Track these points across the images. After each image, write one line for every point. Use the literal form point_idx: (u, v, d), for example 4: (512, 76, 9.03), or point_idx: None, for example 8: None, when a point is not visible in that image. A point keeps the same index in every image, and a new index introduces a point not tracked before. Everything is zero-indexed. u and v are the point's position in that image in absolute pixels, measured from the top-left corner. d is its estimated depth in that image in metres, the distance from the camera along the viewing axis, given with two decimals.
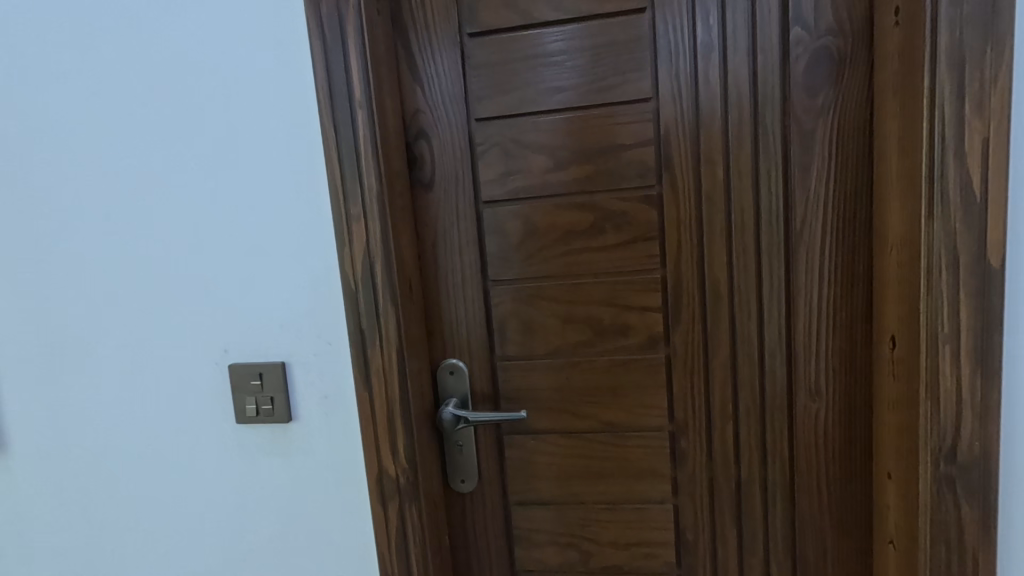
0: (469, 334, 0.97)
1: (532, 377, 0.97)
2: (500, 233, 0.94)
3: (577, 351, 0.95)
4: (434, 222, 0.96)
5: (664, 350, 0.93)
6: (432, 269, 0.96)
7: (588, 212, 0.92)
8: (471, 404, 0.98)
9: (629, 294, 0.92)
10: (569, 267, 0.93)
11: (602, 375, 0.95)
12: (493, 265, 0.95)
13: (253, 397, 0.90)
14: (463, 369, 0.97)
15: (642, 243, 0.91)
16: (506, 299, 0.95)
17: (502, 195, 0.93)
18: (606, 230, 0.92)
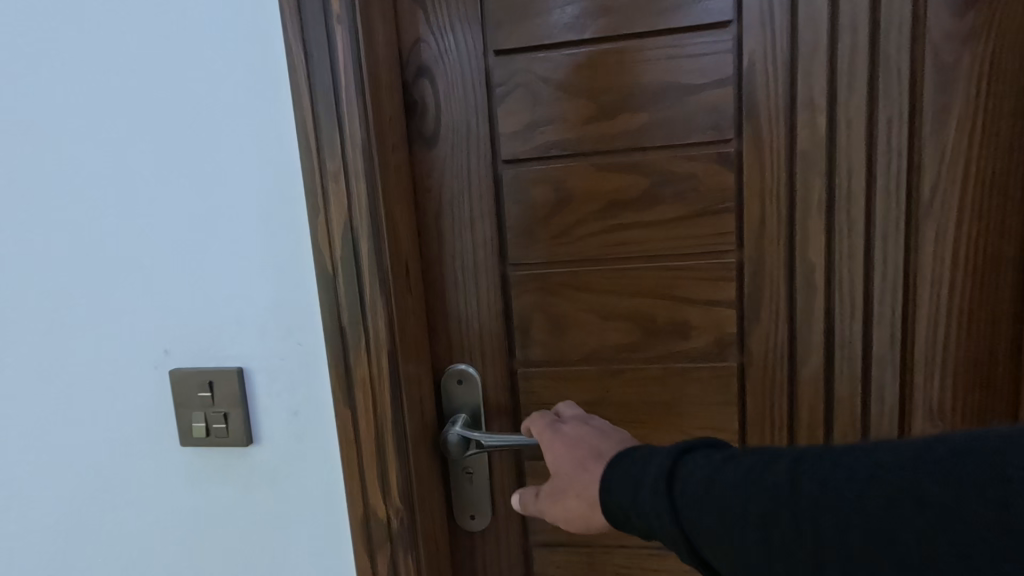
0: (482, 332, 0.76)
1: (562, 389, 0.75)
2: (524, 203, 0.72)
3: (620, 357, 0.73)
4: (437, 189, 0.74)
5: (736, 356, 0.72)
6: (435, 250, 0.75)
7: (641, 175, 0.70)
8: (483, 421, 0.77)
9: (692, 284, 0.71)
10: (613, 248, 0.72)
11: (651, 388, 0.74)
12: (514, 245, 0.73)
13: (201, 412, 0.67)
14: (474, 377, 0.76)
15: (713, 217, 0.69)
16: (530, 289, 0.74)
17: (527, 153, 0.72)
18: (664, 199, 0.69)
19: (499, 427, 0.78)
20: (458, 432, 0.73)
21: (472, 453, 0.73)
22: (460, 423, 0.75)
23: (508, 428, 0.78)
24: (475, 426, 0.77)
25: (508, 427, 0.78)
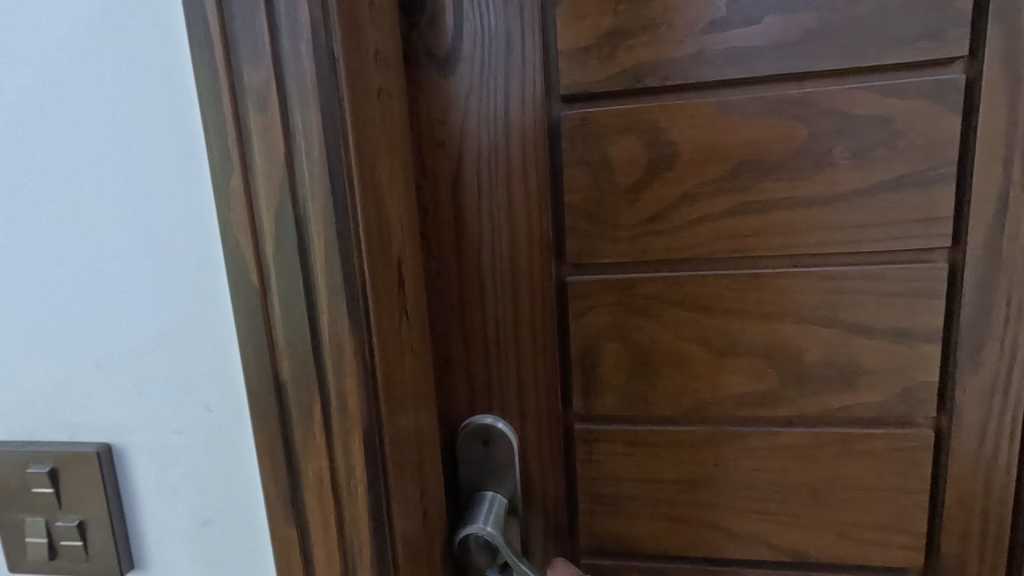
0: (522, 369, 0.49)
1: (642, 458, 0.50)
2: (596, 170, 0.46)
3: (739, 414, 0.47)
4: (455, 144, 0.46)
5: (930, 418, 0.45)
6: (451, 241, 0.48)
7: (796, 122, 0.42)
8: (521, 501, 0.51)
9: (870, 303, 0.44)
10: (738, 245, 0.45)
11: (785, 464, 0.47)
12: (579, 237, 0.47)
13: (40, 518, 0.38)
14: (511, 436, 0.50)
15: (917, 191, 0.42)
16: (603, 306, 0.48)
17: (605, 86, 0.44)
18: (833, 163, 0.42)
19: (542, 511, 0.52)
20: (487, 536, 0.46)
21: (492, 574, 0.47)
22: (488, 513, 0.48)
23: (557, 513, 0.52)
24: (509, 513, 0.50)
25: (558, 512, 0.52)
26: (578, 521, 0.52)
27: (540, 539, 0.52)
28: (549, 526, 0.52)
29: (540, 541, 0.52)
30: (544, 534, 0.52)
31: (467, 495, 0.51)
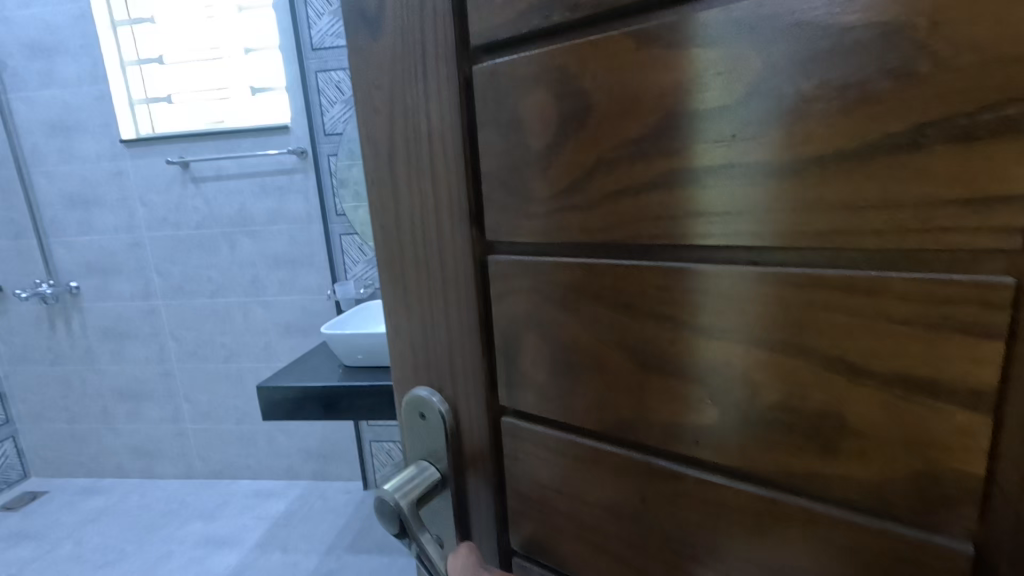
0: (452, 346, 0.46)
1: (568, 474, 0.42)
2: (509, 131, 0.37)
3: (669, 448, 0.36)
4: (386, 112, 0.44)
5: (965, 531, 0.27)
6: (390, 208, 0.46)
7: (748, 49, 0.27)
8: (455, 479, 0.49)
9: (859, 329, 0.27)
10: (668, 227, 0.32)
11: (726, 529, 0.34)
12: (495, 210, 0.40)
13: None
14: (445, 415, 0.48)
15: (949, 151, 0.24)
16: (522, 291, 0.40)
17: (513, 30, 0.36)
18: (808, 111, 0.26)
19: (474, 501, 0.49)
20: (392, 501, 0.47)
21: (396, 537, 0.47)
22: (410, 484, 0.48)
23: (488, 502, 0.48)
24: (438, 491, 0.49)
25: (487, 500, 0.48)
26: (507, 519, 0.47)
27: (475, 523, 0.49)
28: (481, 513, 0.48)
29: (474, 524, 0.49)
30: (476, 519, 0.49)
31: (412, 459, 0.52)
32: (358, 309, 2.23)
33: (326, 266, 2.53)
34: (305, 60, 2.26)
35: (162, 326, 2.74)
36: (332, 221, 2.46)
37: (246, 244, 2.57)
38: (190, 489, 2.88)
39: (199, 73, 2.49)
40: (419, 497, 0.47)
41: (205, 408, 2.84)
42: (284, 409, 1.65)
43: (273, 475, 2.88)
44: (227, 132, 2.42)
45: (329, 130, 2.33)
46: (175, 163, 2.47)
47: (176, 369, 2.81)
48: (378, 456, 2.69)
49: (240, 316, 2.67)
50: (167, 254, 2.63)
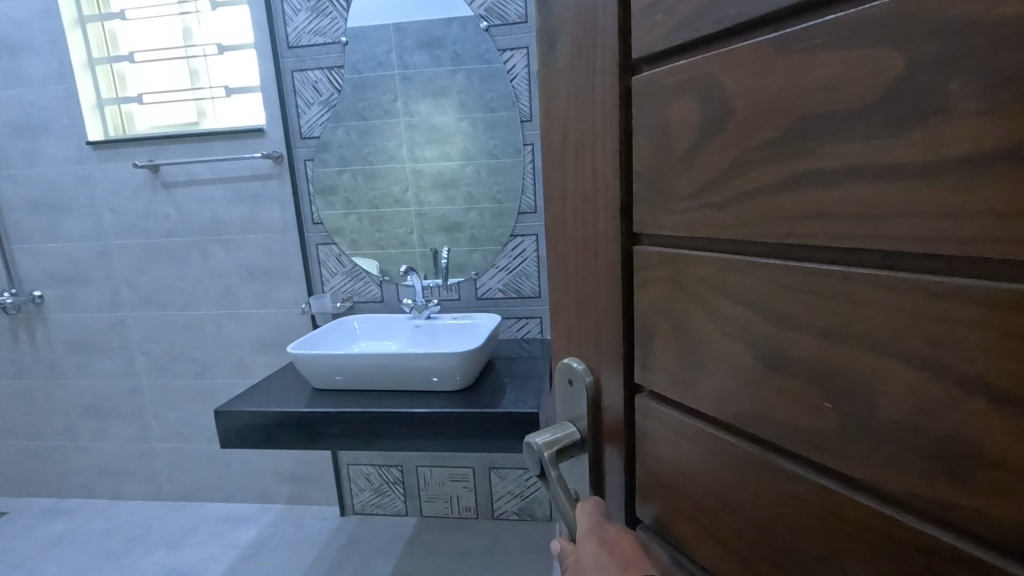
0: (598, 329, 0.45)
1: (687, 458, 0.38)
2: (657, 132, 0.36)
3: (787, 448, 0.32)
4: (562, 118, 0.45)
5: None
6: (557, 198, 0.47)
7: (890, 49, 0.24)
8: (594, 446, 0.48)
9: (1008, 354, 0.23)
10: (795, 227, 0.29)
11: (842, 544, 0.30)
12: (642, 204, 0.38)
13: None
14: (588, 384, 0.47)
15: None
16: (659, 274, 0.38)
17: (670, 43, 0.35)
18: (957, 104, 0.23)
19: (608, 470, 0.47)
20: (536, 446, 0.48)
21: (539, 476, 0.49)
22: (554, 434, 0.48)
23: (621, 476, 0.45)
24: (580, 451, 0.48)
25: (620, 475, 0.45)
26: (635, 496, 0.44)
27: (609, 488, 0.47)
28: (615, 487, 0.46)
29: (609, 491, 0.47)
30: (611, 492, 0.47)
31: (561, 418, 0.52)
32: (334, 324, 2.23)
33: (302, 278, 2.44)
34: (281, 60, 2.21)
35: (131, 339, 2.61)
36: (309, 231, 2.38)
37: (219, 255, 2.46)
38: (158, 513, 2.74)
39: (174, 74, 2.38)
40: (560, 451, 0.48)
41: (174, 427, 2.70)
42: (262, 433, 1.86)
43: (246, 498, 2.77)
44: (200, 134, 2.32)
45: (306, 133, 2.28)
46: (144, 167, 2.34)
47: (145, 385, 2.67)
48: (357, 481, 2.67)
49: (212, 330, 2.55)
50: (136, 265, 2.50)
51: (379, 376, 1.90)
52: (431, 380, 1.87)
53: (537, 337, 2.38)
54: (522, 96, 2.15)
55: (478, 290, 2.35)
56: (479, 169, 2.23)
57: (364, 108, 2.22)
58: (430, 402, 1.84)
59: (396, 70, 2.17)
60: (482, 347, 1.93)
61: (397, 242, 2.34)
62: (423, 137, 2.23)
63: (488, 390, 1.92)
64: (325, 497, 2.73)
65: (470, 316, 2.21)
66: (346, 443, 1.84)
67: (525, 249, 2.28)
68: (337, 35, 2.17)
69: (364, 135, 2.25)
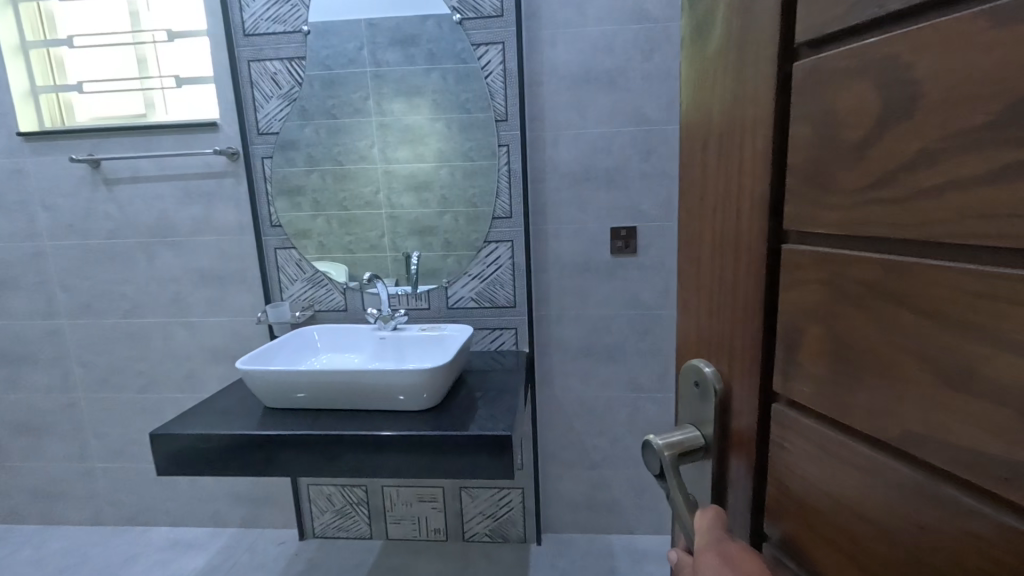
0: (735, 329, 0.47)
1: (827, 472, 0.38)
2: (821, 129, 0.37)
3: (961, 474, 0.30)
4: (709, 114, 0.48)
5: None
6: (698, 198, 0.50)
7: None
8: (719, 452, 0.50)
9: None
10: (994, 226, 0.27)
11: None
12: (796, 203, 0.39)
13: None
14: (717, 391, 0.49)
15: None
16: (812, 279, 0.38)
17: (842, 26, 0.35)
18: None
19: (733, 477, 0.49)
20: (659, 447, 0.52)
21: (659, 476, 0.53)
22: (680, 438, 0.52)
23: (746, 484, 0.47)
24: (704, 456, 0.51)
25: (747, 482, 0.47)
26: (762, 503, 0.46)
27: (733, 495, 0.49)
28: (739, 493, 0.48)
29: (732, 498, 0.49)
30: (735, 497, 0.49)
31: (684, 421, 0.55)
32: (293, 335, 2.10)
33: (259, 285, 2.29)
34: (237, 48, 2.08)
35: (68, 350, 2.39)
36: (266, 233, 2.23)
37: (167, 259, 2.28)
38: (96, 540, 2.51)
39: (118, 61, 2.19)
40: (683, 453, 0.51)
41: (116, 444, 2.48)
42: (219, 448, 1.74)
43: (196, 521, 2.58)
44: (148, 127, 2.16)
45: (263, 129, 2.14)
46: (82, 162, 2.15)
47: (83, 400, 2.45)
48: (318, 502, 2.52)
49: (159, 340, 2.36)
50: (74, 268, 2.29)
51: (342, 394, 1.79)
52: (397, 399, 1.78)
53: (511, 349, 2.32)
54: (496, 96, 2.09)
55: (450, 298, 2.27)
56: (453, 171, 2.16)
57: (334, 106, 2.11)
58: (394, 422, 1.75)
59: (367, 68, 2.08)
60: (452, 363, 1.85)
61: (368, 247, 2.23)
62: (395, 138, 2.14)
63: (459, 409, 1.84)
64: (283, 521, 2.56)
65: (440, 328, 2.13)
66: (304, 467, 1.73)
67: (499, 257, 2.23)
68: (298, 23, 2.05)
69: (333, 134, 2.13)
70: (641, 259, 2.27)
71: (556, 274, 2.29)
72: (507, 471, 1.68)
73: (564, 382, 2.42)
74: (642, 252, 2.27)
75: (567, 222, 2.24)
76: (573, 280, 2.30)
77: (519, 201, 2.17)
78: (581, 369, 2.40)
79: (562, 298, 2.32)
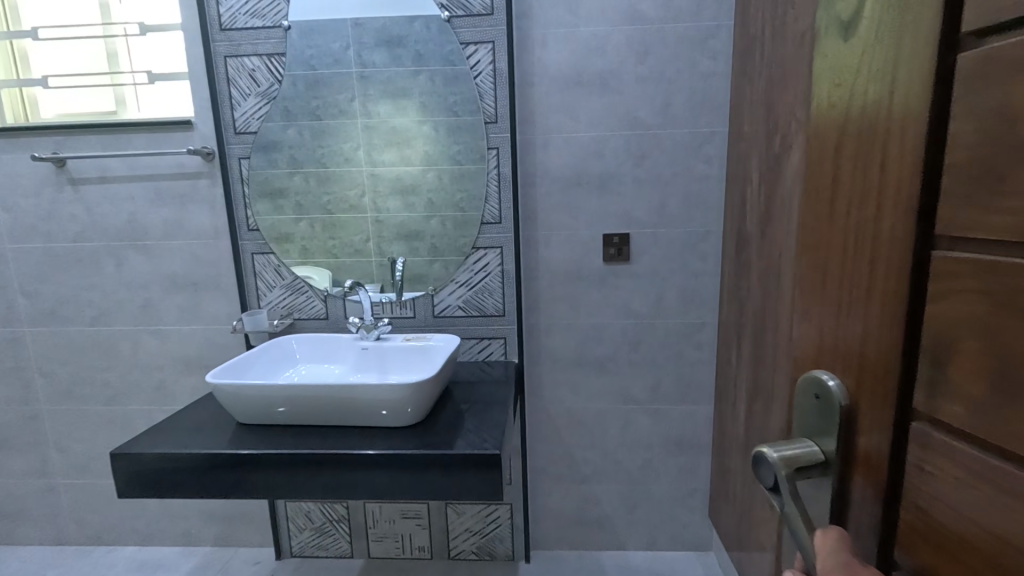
0: (865, 337, 0.45)
1: (980, 496, 0.36)
2: (988, 131, 0.34)
3: None
4: (845, 114, 0.46)
5: None
6: (828, 200, 0.48)
7: None
8: (841, 469, 0.47)
9: None
10: None
11: None
12: (951, 210, 0.37)
13: None
14: (843, 405, 0.47)
15: None
16: (971, 292, 0.36)
17: (1020, 12, 0.33)
18: None
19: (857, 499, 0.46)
20: (772, 460, 0.50)
21: (773, 490, 0.51)
22: (797, 452, 0.49)
23: (871, 509, 0.44)
24: (824, 472, 0.48)
25: (872, 506, 0.44)
26: (892, 530, 0.43)
27: (854, 518, 0.46)
28: (862, 517, 0.45)
29: (853, 523, 0.46)
30: (856, 522, 0.46)
31: (798, 434, 0.52)
32: (268, 345, 1.98)
33: (235, 292, 2.17)
34: (212, 43, 1.97)
35: (29, 359, 2.25)
36: (243, 237, 2.11)
37: (135, 263, 2.14)
38: (57, 561, 2.36)
39: (85, 54, 2.07)
40: (800, 467, 0.49)
41: (81, 459, 2.34)
42: (185, 467, 1.61)
43: (165, 541, 2.44)
44: (116, 124, 2.03)
45: (241, 128, 2.03)
46: (46, 160, 2.03)
47: (45, 412, 2.30)
48: (295, 520, 2.39)
49: (126, 349, 2.23)
50: (37, 272, 2.16)
51: (320, 410, 1.68)
52: (379, 414, 1.67)
53: (500, 359, 2.23)
54: (486, 97, 2.01)
55: (436, 307, 2.17)
56: (441, 175, 2.07)
57: (318, 107, 2.02)
58: (376, 440, 1.65)
59: (353, 68, 1.98)
60: (437, 376, 1.74)
61: (352, 251, 2.13)
62: (381, 140, 2.04)
63: (445, 425, 1.74)
64: (258, 539, 2.43)
65: (427, 338, 2.02)
66: (278, 489, 1.62)
67: (488, 264, 2.13)
68: (278, 18, 1.95)
69: (317, 136, 2.04)
70: (634, 266, 2.20)
71: (547, 281, 2.21)
72: (496, 493, 1.59)
73: (555, 394, 2.33)
74: (635, 259, 2.19)
75: (559, 227, 2.16)
76: (566, 288, 2.22)
77: (509, 206, 2.09)
78: (572, 379, 2.32)
79: (553, 306, 2.24)
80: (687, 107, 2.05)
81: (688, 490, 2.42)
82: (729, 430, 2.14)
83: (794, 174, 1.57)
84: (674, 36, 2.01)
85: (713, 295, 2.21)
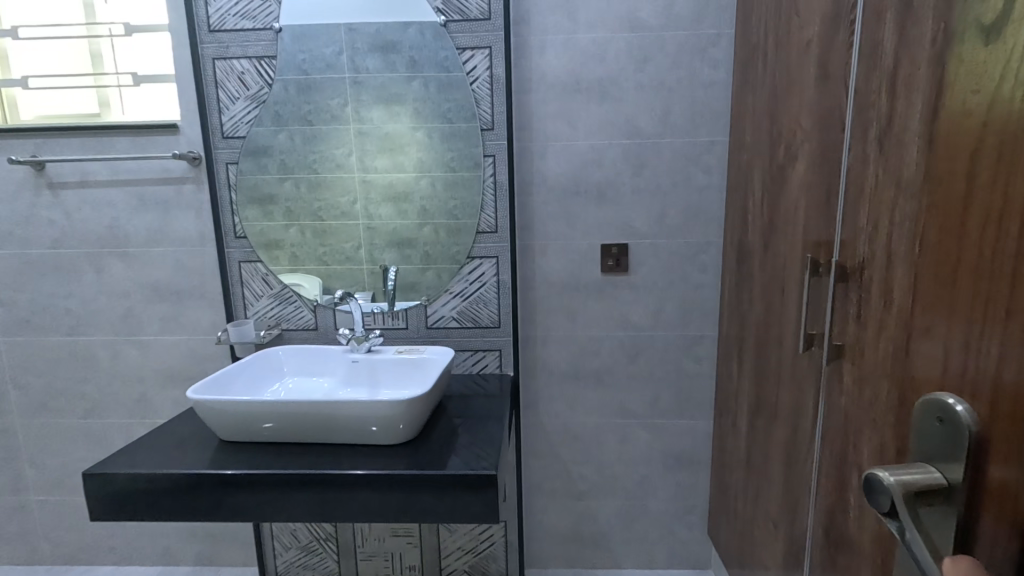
0: (990, 365, 0.63)
1: None
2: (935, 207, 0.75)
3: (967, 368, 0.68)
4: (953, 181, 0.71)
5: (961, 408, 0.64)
6: (950, 248, 0.70)
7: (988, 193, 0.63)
8: (962, 486, 0.61)
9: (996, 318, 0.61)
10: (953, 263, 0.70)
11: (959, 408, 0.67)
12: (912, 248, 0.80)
13: None
14: (971, 431, 0.61)
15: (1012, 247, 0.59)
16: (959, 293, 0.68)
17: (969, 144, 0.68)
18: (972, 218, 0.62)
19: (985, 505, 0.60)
20: (887, 483, 0.63)
21: (887, 511, 0.64)
22: (909, 475, 0.63)
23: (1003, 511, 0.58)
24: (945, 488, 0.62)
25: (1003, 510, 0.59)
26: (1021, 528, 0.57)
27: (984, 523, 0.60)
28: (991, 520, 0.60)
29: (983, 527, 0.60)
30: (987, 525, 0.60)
31: (911, 462, 0.66)
32: (258, 356, 1.91)
33: (220, 302, 2.08)
34: (200, 44, 1.90)
35: (3, 370, 2.15)
36: (229, 244, 2.02)
37: (117, 270, 2.06)
38: None
39: (67, 54, 1.99)
40: (915, 486, 0.62)
41: (56, 475, 2.23)
42: (163, 486, 1.53)
43: (144, 559, 2.33)
44: (98, 127, 1.95)
45: (228, 132, 1.95)
46: (24, 163, 1.95)
47: (18, 425, 2.19)
48: (280, 538, 2.29)
49: (106, 360, 2.13)
50: (13, 279, 2.07)
51: (307, 427, 1.60)
52: (369, 430, 1.59)
53: (495, 373, 2.16)
54: (483, 103, 1.95)
55: (430, 318, 2.10)
56: (434, 182, 2.01)
57: (310, 112, 1.95)
58: (367, 458, 1.57)
59: (346, 73, 1.93)
60: (430, 392, 1.67)
61: (343, 259, 2.05)
62: (375, 146, 1.98)
63: (437, 442, 1.66)
64: (241, 558, 2.33)
65: (420, 350, 1.95)
66: (264, 511, 1.54)
67: (483, 274, 2.07)
68: (269, 20, 1.89)
69: (309, 141, 1.98)
70: (633, 277, 2.15)
71: (543, 291, 2.16)
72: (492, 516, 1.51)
73: (551, 408, 2.27)
74: (633, 270, 2.14)
75: (556, 237, 2.11)
76: (562, 299, 2.16)
77: (505, 214, 2.03)
78: (569, 393, 2.25)
79: (550, 317, 2.18)
80: (687, 116, 2.02)
81: (687, 506, 2.36)
82: (730, 445, 2.09)
83: (800, 184, 1.53)
84: (674, 44, 1.97)
85: (713, 307, 2.17)
